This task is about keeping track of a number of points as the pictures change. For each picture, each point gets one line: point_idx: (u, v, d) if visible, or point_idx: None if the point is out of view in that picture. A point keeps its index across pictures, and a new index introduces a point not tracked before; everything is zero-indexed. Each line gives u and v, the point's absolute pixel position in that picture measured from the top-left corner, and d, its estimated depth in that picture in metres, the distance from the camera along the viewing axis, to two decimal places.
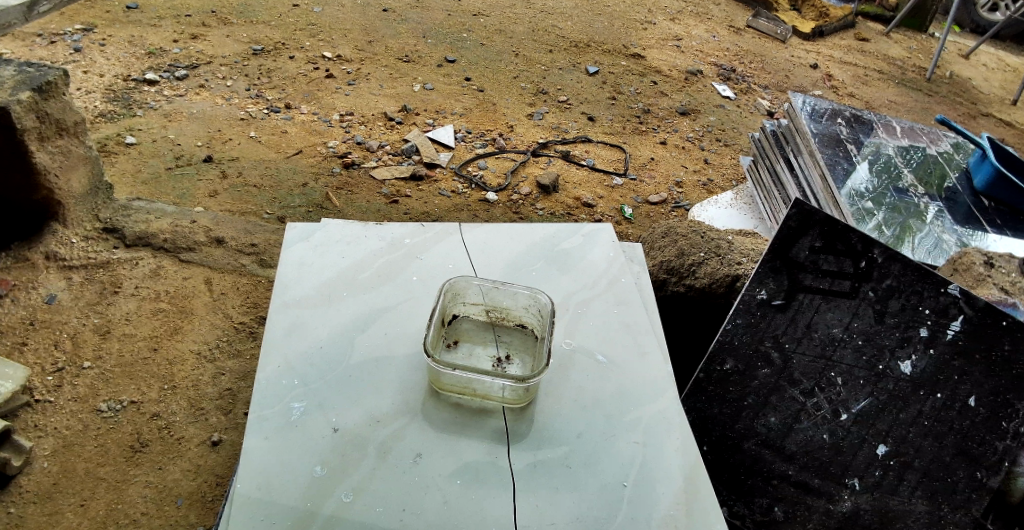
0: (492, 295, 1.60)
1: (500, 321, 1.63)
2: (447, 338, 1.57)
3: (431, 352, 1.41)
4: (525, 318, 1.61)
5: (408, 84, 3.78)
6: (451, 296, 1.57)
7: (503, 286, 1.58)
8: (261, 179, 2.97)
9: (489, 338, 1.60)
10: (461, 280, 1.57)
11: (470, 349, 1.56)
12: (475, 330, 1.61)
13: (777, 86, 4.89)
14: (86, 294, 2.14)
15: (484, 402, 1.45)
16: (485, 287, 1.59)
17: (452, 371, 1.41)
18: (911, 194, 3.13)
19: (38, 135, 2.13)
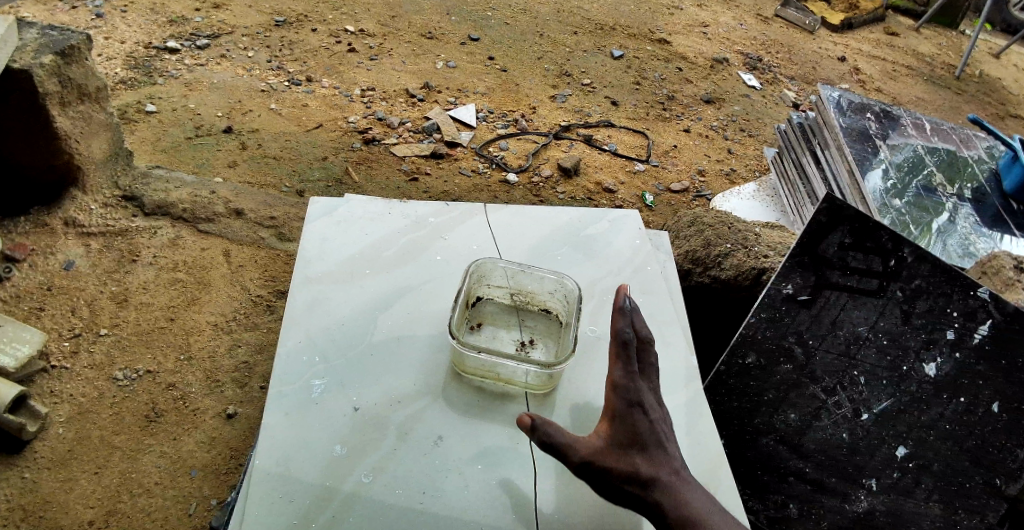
0: (518, 279, 1.57)
1: (524, 305, 1.60)
2: (470, 320, 1.55)
3: (456, 335, 1.39)
4: (550, 303, 1.59)
5: (431, 61, 3.73)
6: (476, 276, 1.54)
7: (529, 269, 1.55)
8: (281, 151, 2.94)
9: (513, 322, 1.57)
10: (488, 261, 1.54)
11: (493, 333, 1.54)
12: (499, 312, 1.58)
13: (803, 77, 4.80)
14: (104, 261, 2.13)
15: (508, 387, 1.43)
16: (511, 269, 1.56)
17: (477, 355, 1.38)
18: (940, 193, 3.07)
19: (59, 99, 2.12)
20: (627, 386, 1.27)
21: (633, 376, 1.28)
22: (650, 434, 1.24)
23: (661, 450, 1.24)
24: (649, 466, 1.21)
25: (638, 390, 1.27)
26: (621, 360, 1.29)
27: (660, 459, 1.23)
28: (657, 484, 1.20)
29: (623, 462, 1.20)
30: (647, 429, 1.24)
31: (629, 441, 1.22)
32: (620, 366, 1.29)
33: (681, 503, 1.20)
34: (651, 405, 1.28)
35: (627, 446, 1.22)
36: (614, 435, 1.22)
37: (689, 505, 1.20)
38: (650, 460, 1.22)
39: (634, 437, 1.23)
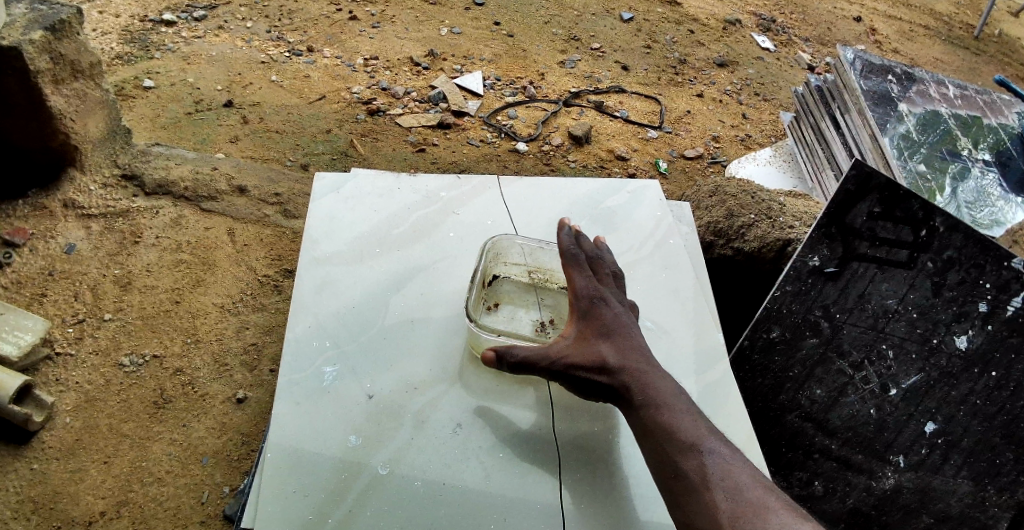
0: (537, 256, 1.54)
1: (543, 284, 1.55)
2: (487, 300, 1.49)
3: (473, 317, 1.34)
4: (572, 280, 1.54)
5: (435, 27, 3.61)
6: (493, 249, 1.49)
7: (549, 246, 1.53)
8: (284, 125, 2.86)
9: (531, 301, 1.51)
10: (504, 238, 1.51)
11: (510, 312, 1.48)
12: (517, 292, 1.53)
13: (819, 38, 4.65)
14: (106, 243, 2.07)
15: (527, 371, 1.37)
16: (529, 247, 1.53)
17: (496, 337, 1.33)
18: (964, 157, 2.96)
19: (52, 77, 2.04)
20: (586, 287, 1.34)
21: (593, 279, 1.36)
22: (615, 326, 1.30)
23: (628, 340, 1.29)
24: (616, 355, 1.25)
25: (600, 292, 1.34)
26: (577, 266, 1.37)
27: (629, 348, 1.27)
28: (625, 370, 1.24)
29: (589, 354, 1.25)
30: (610, 322, 1.30)
31: (595, 335, 1.28)
32: (579, 273, 1.36)
33: (648, 386, 1.23)
34: (614, 302, 1.34)
35: (593, 339, 1.28)
36: (581, 332, 1.29)
37: (657, 388, 1.23)
38: (616, 349, 1.26)
39: (598, 331, 1.29)
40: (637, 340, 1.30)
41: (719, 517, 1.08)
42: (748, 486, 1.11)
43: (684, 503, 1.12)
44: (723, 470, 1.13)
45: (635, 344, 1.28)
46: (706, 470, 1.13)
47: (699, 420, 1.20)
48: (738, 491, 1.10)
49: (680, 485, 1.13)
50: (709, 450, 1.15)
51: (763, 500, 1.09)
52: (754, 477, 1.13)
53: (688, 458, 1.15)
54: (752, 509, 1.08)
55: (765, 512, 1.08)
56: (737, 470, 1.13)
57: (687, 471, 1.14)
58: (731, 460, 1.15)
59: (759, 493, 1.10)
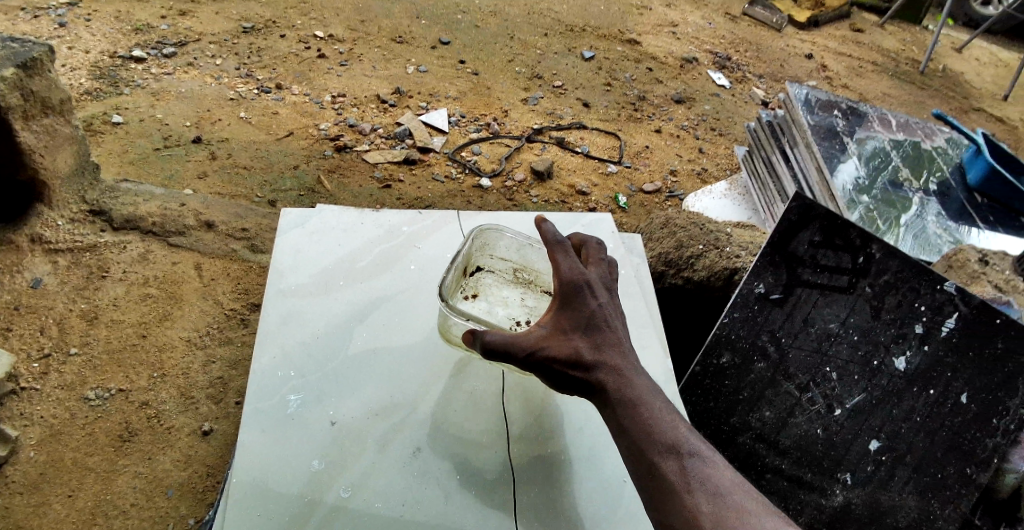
0: (524, 254, 1.62)
1: (527, 283, 1.63)
2: (467, 289, 1.58)
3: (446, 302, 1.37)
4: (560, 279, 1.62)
5: (402, 66, 3.71)
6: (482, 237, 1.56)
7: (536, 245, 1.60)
8: (252, 161, 2.92)
9: (512, 299, 1.60)
10: (495, 231, 1.60)
11: (488, 304, 1.57)
12: (498, 283, 1.63)
13: (772, 75, 4.87)
14: (73, 278, 2.10)
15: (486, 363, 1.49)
16: (519, 243, 1.61)
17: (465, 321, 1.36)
18: (906, 188, 3.14)
19: (22, 113, 2.08)
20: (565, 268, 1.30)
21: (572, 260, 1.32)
22: (598, 317, 1.26)
23: (607, 333, 1.26)
24: (593, 351, 1.23)
25: (586, 278, 1.30)
26: (562, 249, 1.32)
27: (605, 342, 1.25)
28: (601, 366, 1.23)
29: (562, 344, 1.24)
30: (588, 309, 1.27)
31: (570, 325, 1.26)
32: (564, 256, 1.31)
33: (624, 383, 1.22)
34: (595, 288, 1.31)
35: (571, 332, 1.25)
36: (559, 323, 1.26)
37: (635, 386, 1.22)
38: (591, 343, 1.25)
39: (575, 320, 1.26)
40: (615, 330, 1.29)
41: (699, 518, 1.09)
42: (729, 487, 1.13)
43: (663, 505, 1.13)
44: (704, 473, 1.14)
45: (612, 336, 1.27)
46: (685, 472, 1.14)
47: (677, 421, 1.21)
48: (719, 494, 1.11)
49: (657, 487, 1.14)
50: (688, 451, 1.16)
51: (741, 498, 1.11)
52: (733, 477, 1.14)
53: (667, 460, 1.15)
54: (731, 507, 1.10)
55: (745, 515, 1.09)
56: (718, 471, 1.14)
57: (668, 473, 1.14)
58: (711, 463, 1.15)
59: (738, 492, 1.12)
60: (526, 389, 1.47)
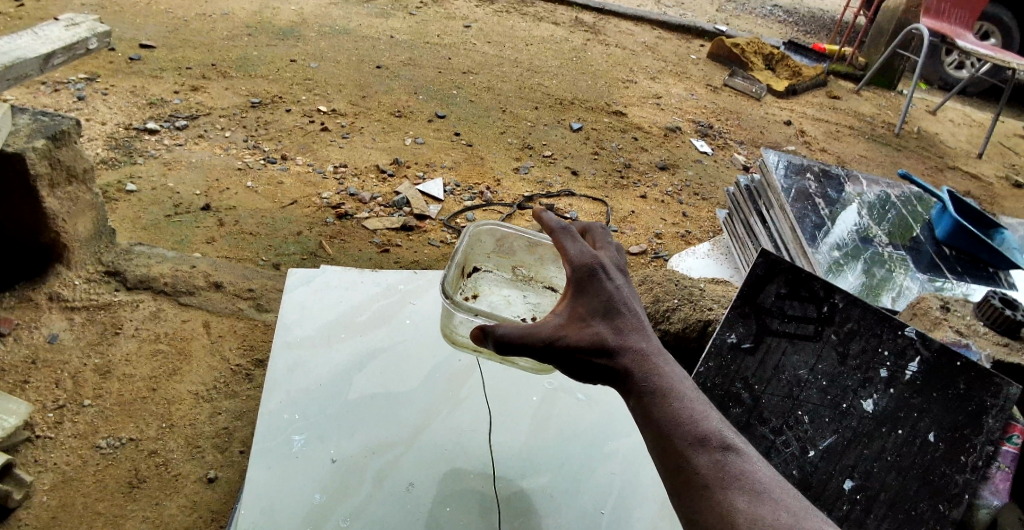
0: (520, 256, 1.99)
1: (527, 279, 2.01)
2: (472, 288, 1.95)
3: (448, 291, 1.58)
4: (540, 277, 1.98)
5: (400, 138, 3.95)
6: (474, 239, 1.91)
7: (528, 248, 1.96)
8: (257, 227, 3.09)
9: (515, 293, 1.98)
10: (490, 236, 1.96)
11: (493, 299, 1.95)
12: (492, 284, 1.98)
13: (752, 142, 5.14)
14: (88, 334, 2.24)
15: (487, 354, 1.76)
16: (513, 246, 1.97)
17: (474, 317, 1.55)
18: (876, 243, 3.30)
19: (49, 181, 2.26)
20: (583, 260, 1.43)
21: (589, 250, 1.45)
22: (616, 303, 1.38)
23: (627, 320, 1.37)
24: (614, 337, 1.34)
25: (599, 264, 1.42)
26: (572, 239, 1.46)
27: (626, 329, 1.36)
28: (623, 352, 1.33)
29: (584, 332, 1.35)
30: (607, 298, 1.38)
31: (591, 314, 1.37)
32: (574, 244, 1.46)
33: (649, 371, 1.30)
34: (613, 277, 1.43)
35: (590, 320, 1.37)
36: (576, 311, 1.38)
37: (659, 372, 1.30)
38: (612, 330, 1.35)
39: (595, 309, 1.38)
40: (637, 319, 1.39)
41: (731, 509, 1.13)
42: (759, 478, 1.17)
43: (695, 496, 1.17)
44: (736, 464, 1.18)
45: (633, 324, 1.37)
46: (715, 462, 1.18)
47: (704, 409, 1.27)
48: (751, 484, 1.15)
49: (686, 479, 1.18)
50: (718, 442, 1.21)
51: (772, 489, 1.16)
52: (764, 470, 1.19)
53: (699, 452, 1.20)
54: (762, 500, 1.13)
55: (777, 504, 1.13)
56: (748, 463, 1.19)
57: (698, 465, 1.18)
58: (743, 456, 1.20)
59: (768, 483, 1.16)
60: (511, 430, 1.65)
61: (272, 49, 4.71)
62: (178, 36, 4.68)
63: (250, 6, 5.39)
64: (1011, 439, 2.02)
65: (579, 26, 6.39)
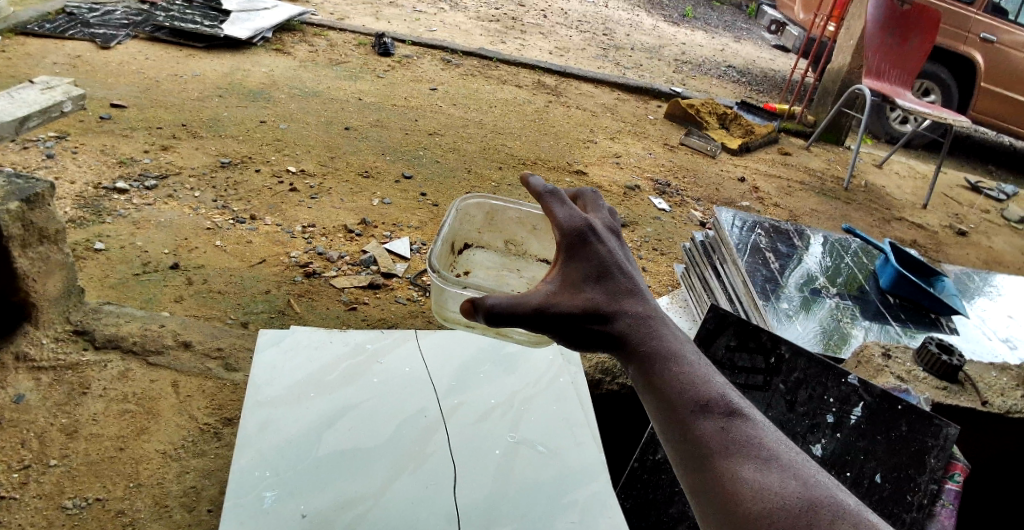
0: (511, 231, 2.35)
1: (516, 251, 2.35)
2: (466, 263, 2.30)
3: (437, 265, 1.85)
4: (529, 250, 2.33)
5: (368, 198, 4.06)
6: (465, 217, 2.27)
7: (517, 220, 2.32)
8: (226, 286, 3.14)
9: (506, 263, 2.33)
10: (481, 210, 2.31)
11: (487, 270, 2.31)
12: (484, 256, 2.34)
13: (708, 199, 5.38)
14: (55, 394, 2.26)
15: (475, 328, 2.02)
16: (504, 219, 2.33)
17: (462, 290, 1.81)
18: (824, 294, 3.47)
19: (22, 242, 2.31)
20: (572, 224, 1.42)
21: (578, 213, 1.44)
22: (609, 267, 1.37)
23: (621, 284, 1.36)
24: (609, 301, 1.33)
25: (589, 229, 1.42)
26: (560, 204, 1.45)
27: (621, 293, 1.35)
28: (619, 316, 1.32)
29: (579, 299, 1.33)
30: (600, 263, 1.37)
31: (584, 280, 1.36)
32: (562, 209, 1.46)
33: (646, 334, 1.30)
34: (604, 239, 1.43)
35: (582, 285, 1.35)
36: (568, 277, 1.37)
37: (657, 335, 1.30)
38: (607, 295, 1.34)
39: (588, 275, 1.36)
40: (632, 282, 1.38)
41: (738, 475, 1.14)
42: (765, 443, 1.18)
43: (702, 463, 1.17)
44: (741, 428, 1.19)
45: (627, 288, 1.36)
46: (721, 429, 1.19)
47: (708, 373, 1.26)
48: (756, 450, 1.16)
49: (691, 446, 1.18)
50: (723, 408, 1.21)
51: (781, 455, 1.17)
52: (770, 435, 1.20)
53: (702, 418, 1.20)
54: (771, 467, 1.15)
55: (785, 469, 1.14)
56: (754, 428, 1.20)
57: (703, 431, 1.19)
58: (748, 420, 1.20)
59: (776, 450, 1.17)
60: (475, 483, 1.72)
61: (243, 110, 4.84)
62: (149, 96, 4.78)
63: (221, 67, 5.53)
64: (953, 477, 2.07)
65: (541, 88, 6.67)
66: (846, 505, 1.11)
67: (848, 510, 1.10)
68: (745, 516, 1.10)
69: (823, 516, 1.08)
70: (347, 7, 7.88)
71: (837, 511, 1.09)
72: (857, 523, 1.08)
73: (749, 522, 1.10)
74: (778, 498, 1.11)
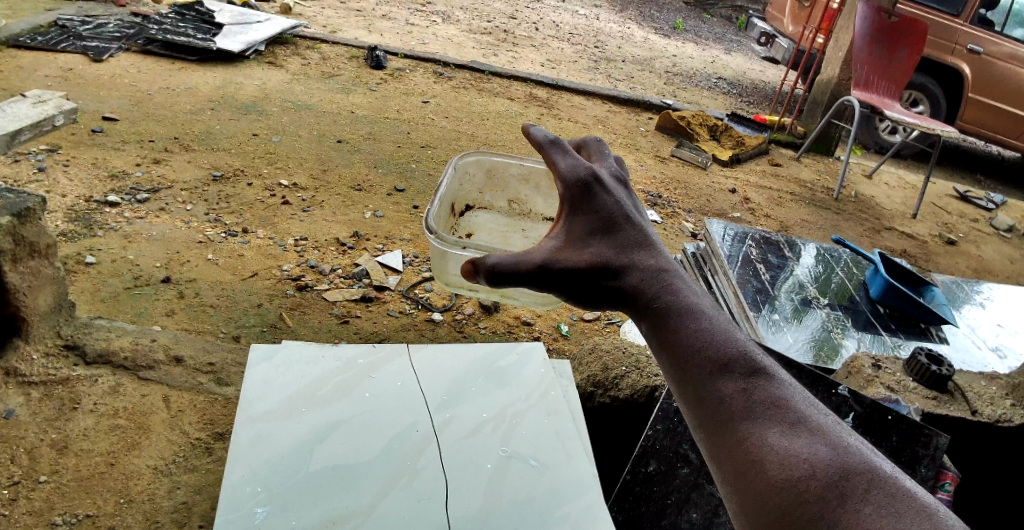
0: (514, 190, 2.57)
1: (520, 207, 2.59)
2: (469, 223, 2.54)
3: (434, 227, 1.92)
4: (531, 207, 2.57)
5: (360, 211, 4.07)
6: (467, 177, 2.48)
7: (518, 177, 2.54)
8: (218, 300, 3.14)
9: (510, 219, 2.58)
10: (483, 166, 2.52)
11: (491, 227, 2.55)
12: (488, 215, 2.58)
13: (699, 210, 5.41)
14: (45, 409, 2.26)
15: (477, 291, 2.13)
16: (505, 174, 2.55)
17: (462, 250, 1.90)
18: (814, 304, 3.50)
19: (12, 256, 2.30)
20: (575, 176, 1.39)
21: (582, 165, 1.42)
22: (616, 220, 1.35)
23: (630, 238, 1.33)
24: (618, 256, 1.30)
25: (594, 181, 1.39)
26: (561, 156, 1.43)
27: (631, 246, 1.32)
28: (629, 270, 1.29)
29: (586, 255, 1.31)
30: (606, 216, 1.35)
31: (590, 235, 1.33)
32: (564, 161, 1.44)
33: (660, 287, 1.26)
34: (610, 191, 1.40)
35: (589, 241, 1.33)
36: (573, 233, 1.35)
37: (672, 288, 1.26)
38: (616, 249, 1.31)
39: (594, 228, 1.34)
40: (641, 233, 1.35)
41: (760, 439, 1.11)
42: (789, 405, 1.15)
43: (722, 425, 1.15)
44: (762, 389, 1.16)
45: (638, 242, 1.33)
46: (740, 389, 1.15)
47: (730, 329, 1.22)
48: (780, 412, 1.14)
49: (711, 407, 1.16)
50: (746, 368, 1.17)
51: (808, 419, 1.14)
52: (796, 397, 1.17)
53: (721, 379, 1.16)
54: (796, 431, 1.12)
55: (811, 434, 1.12)
56: (778, 388, 1.17)
57: (723, 391, 1.16)
58: (770, 380, 1.17)
59: (803, 413, 1.14)
60: (467, 496, 1.73)
61: (235, 124, 4.84)
62: (141, 109, 4.79)
63: (213, 81, 5.53)
64: (943, 486, 2.12)
65: (533, 100, 6.71)
66: (877, 469, 1.08)
67: (882, 476, 1.07)
68: (768, 482, 1.09)
69: (855, 484, 1.06)
70: (339, 20, 7.92)
71: (870, 478, 1.07)
72: (891, 491, 1.05)
73: (774, 488, 1.08)
74: (805, 464, 1.09)
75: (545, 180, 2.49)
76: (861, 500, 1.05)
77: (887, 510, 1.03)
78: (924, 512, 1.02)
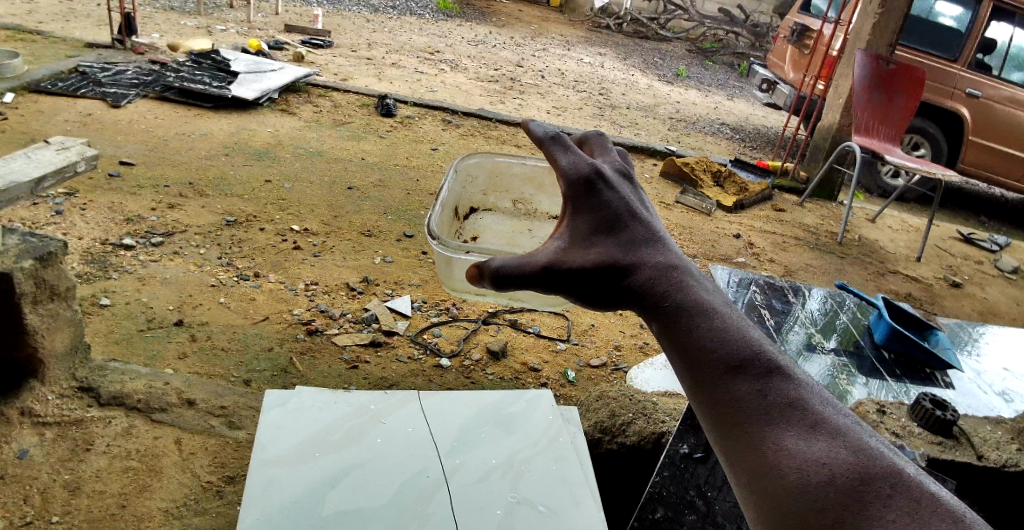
0: (519, 190, 2.81)
1: (524, 205, 2.83)
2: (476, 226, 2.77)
3: (437, 233, 2.00)
4: (534, 205, 2.81)
5: (370, 257, 4.15)
6: (472, 179, 2.69)
7: (522, 176, 2.79)
8: (229, 343, 3.19)
9: (515, 219, 2.82)
10: (490, 164, 2.73)
11: (498, 230, 2.78)
12: (494, 217, 2.80)
13: (704, 255, 5.47)
14: (58, 450, 2.29)
15: (485, 296, 2.18)
16: (510, 172, 2.77)
17: (465, 255, 1.97)
18: (819, 350, 3.43)
19: (33, 298, 2.36)
20: (577, 173, 1.22)
21: (584, 157, 1.25)
22: (622, 213, 1.20)
23: (636, 232, 1.19)
24: (622, 253, 1.16)
25: (596, 171, 1.24)
26: (559, 146, 1.28)
27: (636, 241, 1.18)
28: (634, 266, 1.15)
29: (587, 254, 1.17)
30: (611, 211, 1.20)
31: (592, 230, 1.20)
32: (561, 151, 1.28)
33: (669, 283, 1.12)
34: (613, 181, 1.25)
35: (589, 238, 1.19)
36: (573, 231, 1.21)
37: (682, 285, 1.12)
38: (620, 246, 1.17)
39: (599, 226, 1.20)
40: (649, 229, 1.21)
41: (778, 445, 0.97)
42: (809, 405, 1.01)
43: (738, 432, 1.00)
44: (780, 389, 1.01)
45: (644, 236, 1.19)
46: (759, 393, 1.01)
47: (744, 327, 1.08)
48: (799, 414, 0.99)
49: (726, 413, 1.01)
50: (762, 368, 1.02)
51: (827, 420, 1.00)
52: (814, 396, 1.02)
53: (736, 382, 1.02)
54: (817, 434, 0.98)
55: (833, 436, 0.98)
56: (797, 388, 1.02)
57: (739, 396, 1.01)
58: (789, 379, 1.03)
59: (822, 413, 1.00)
60: None
61: (248, 169, 4.96)
62: (157, 154, 4.92)
63: (228, 127, 5.69)
64: None
65: None
66: (903, 472, 0.95)
67: (909, 480, 0.93)
68: (785, 491, 0.96)
69: (877, 489, 0.92)
70: (350, 69, 8.16)
71: (896, 482, 0.93)
72: (918, 498, 0.91)
73: (792, 495, 0.95)
74: (825, 470, 0.95)
75: (546, 179, 2.75)
76: (884, 506, 0.91)
77: (913, 519, 0.89)
78: (952, 517, 0.88)
